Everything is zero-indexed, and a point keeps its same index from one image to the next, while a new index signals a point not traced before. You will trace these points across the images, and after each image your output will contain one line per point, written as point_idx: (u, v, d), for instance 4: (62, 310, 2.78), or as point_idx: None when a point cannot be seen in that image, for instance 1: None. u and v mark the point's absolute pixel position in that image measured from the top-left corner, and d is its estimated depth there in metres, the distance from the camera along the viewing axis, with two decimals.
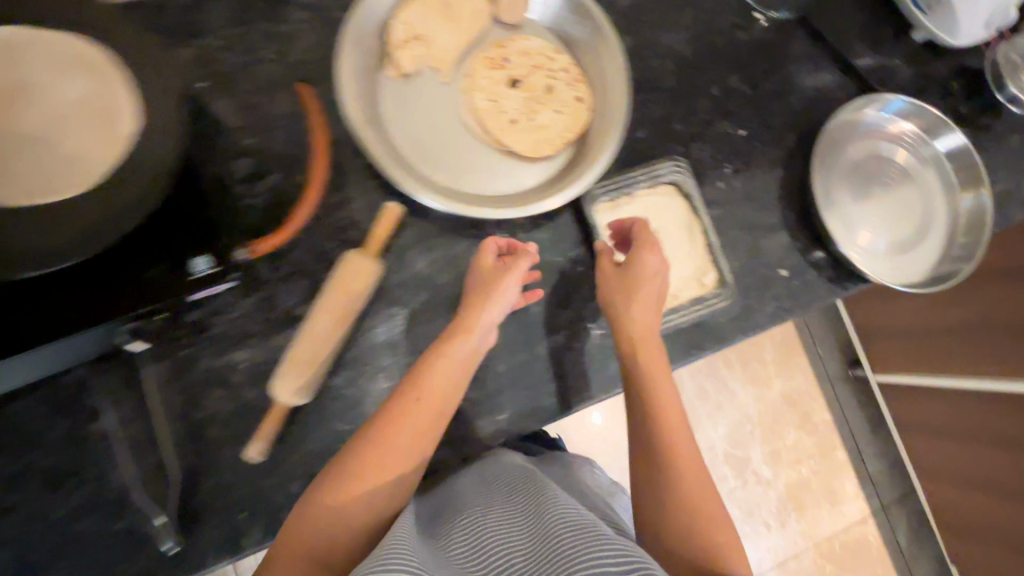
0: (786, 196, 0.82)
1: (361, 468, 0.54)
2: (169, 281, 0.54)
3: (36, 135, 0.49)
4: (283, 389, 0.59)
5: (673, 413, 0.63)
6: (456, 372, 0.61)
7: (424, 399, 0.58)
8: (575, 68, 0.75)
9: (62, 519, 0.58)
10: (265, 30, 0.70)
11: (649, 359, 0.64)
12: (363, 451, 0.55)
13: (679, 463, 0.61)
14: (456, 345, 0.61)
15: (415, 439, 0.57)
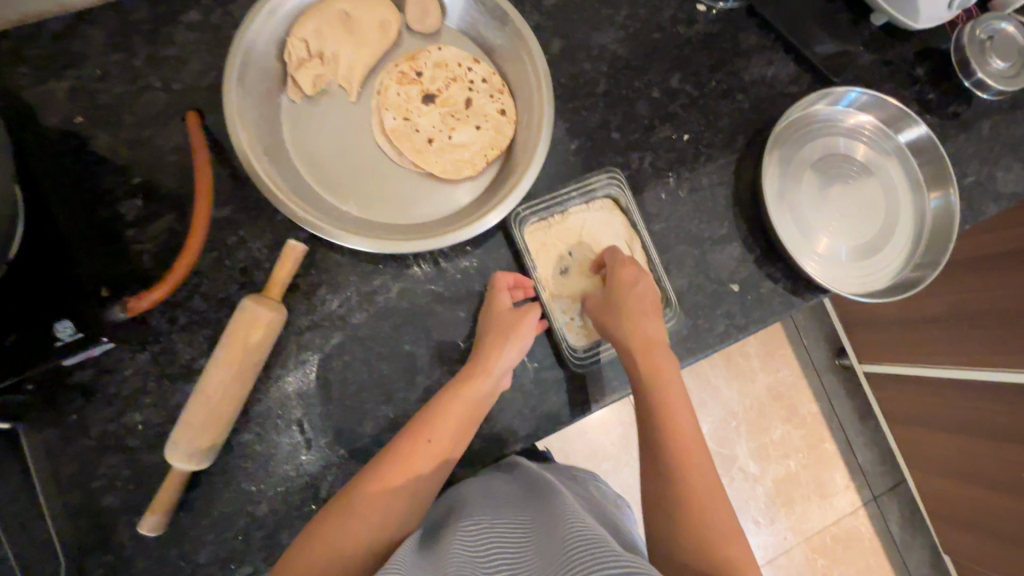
0: (735, 203, 0.76)
1: (368, 506, 0.53)
2: (30, 350, 0.48)
3: None
4: (175, 455, 0.54)
5: (687, 421, 0.60)
6: (463, 411, 0.59)
7: (426, 442, 0.57)
8: (495, 79, 0.69)
9: None
10: (149, 57, 0.64)
11: (659, 371, 0.61)
12: (368, 492, 0.54)
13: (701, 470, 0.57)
14: (471, 386, 0.59)
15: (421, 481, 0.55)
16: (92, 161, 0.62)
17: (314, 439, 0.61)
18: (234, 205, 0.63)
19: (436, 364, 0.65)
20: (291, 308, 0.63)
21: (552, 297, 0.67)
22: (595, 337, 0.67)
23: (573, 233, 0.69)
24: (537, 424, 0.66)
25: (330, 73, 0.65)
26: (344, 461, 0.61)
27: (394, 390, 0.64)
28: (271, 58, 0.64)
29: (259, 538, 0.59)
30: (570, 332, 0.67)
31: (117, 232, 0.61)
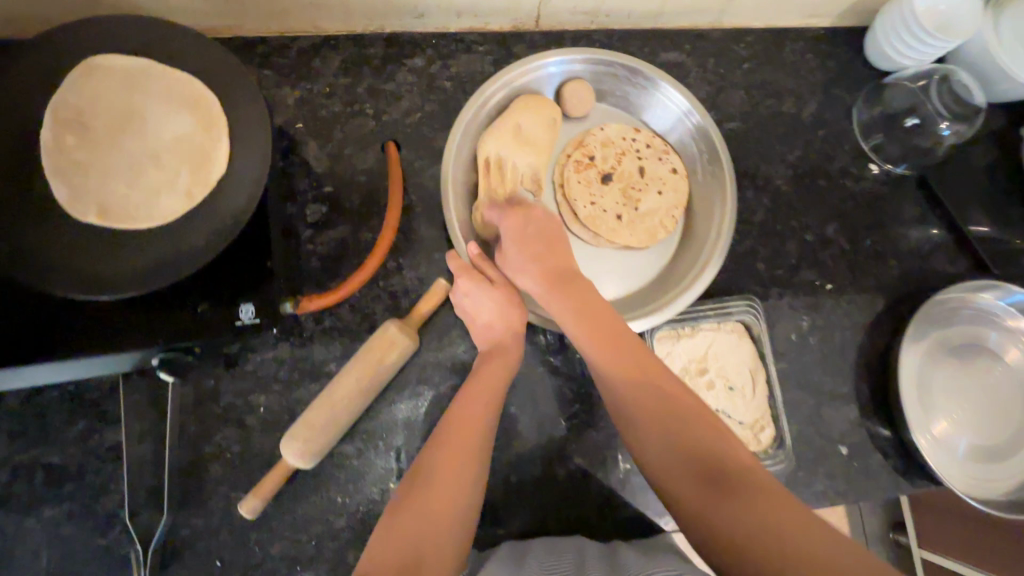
0: (860, 365, 0.74)
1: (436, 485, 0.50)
2: (213, 321, 0.53)
3: (133, 161, 0.51)
4: (291, 451, 0.58)
5: (676, 407, 0.52)
6: (492, 390, 0.58)
7: (466, 419, 0.55)
8: (657, 142, 0.74)
9: (54, 519, 0.58)
10: (371, 87, 0.72)
11: (633, 368, 0.54)
12: (429, 471, 0.51)
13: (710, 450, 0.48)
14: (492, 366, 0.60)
15: (473, 461, 0.53)
16: (297, 162, 0.69)
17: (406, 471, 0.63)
18: (401, 235, 0.69)
19: (535, 434, 0.66)
20: (422, 341, 0.67)
21: None
22: None
23: (702, 351, 0.69)
24: (613, 525, 0.65)
25: (514, 181, 0.67)
26: None
27: (489, 448, 0.65)
28: (464, 173, 0.69)
29: (331, 548, 0.61)
30: None
31: (298, 229, 0.67)
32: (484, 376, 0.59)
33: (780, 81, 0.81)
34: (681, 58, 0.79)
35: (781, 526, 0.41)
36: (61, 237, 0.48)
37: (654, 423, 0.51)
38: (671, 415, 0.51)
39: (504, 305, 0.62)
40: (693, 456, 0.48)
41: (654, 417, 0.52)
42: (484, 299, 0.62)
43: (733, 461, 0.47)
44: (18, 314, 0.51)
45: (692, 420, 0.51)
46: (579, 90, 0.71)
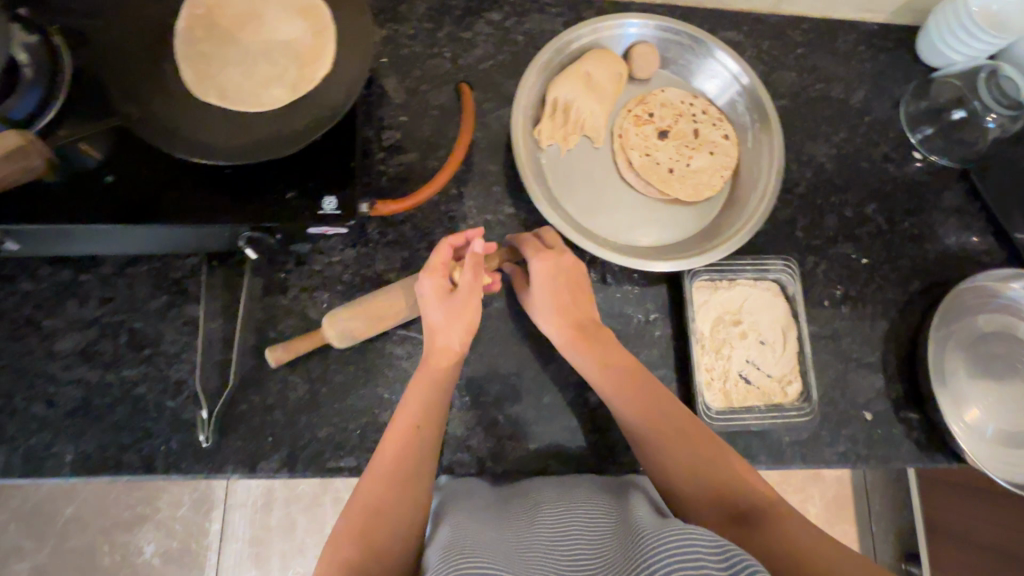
0: (890, 340, 0.76)
1: (382, 510, 0.52)
2: (297, 207, 0.59)
3: (247, 56, 0.59)
4: (336, 331, 0.62)
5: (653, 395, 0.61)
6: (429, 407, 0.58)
7: (395, 439, 0.56)
8: (712, 111, 0.78)
9: (131, 378, 0.63)
10: (450, 34, 0.78)
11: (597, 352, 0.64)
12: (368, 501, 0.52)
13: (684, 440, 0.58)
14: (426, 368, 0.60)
15: (417, 486, 0.54)
16: (377, 93, 0.75)
17: None
18: (465, 167, 0.74)
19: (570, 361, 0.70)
20: None
21: (700, 351, 0.70)
22: (727, 404, 0.69)
23: (738, 304, 0.72)
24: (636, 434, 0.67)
25: (577, 125, 0.75)
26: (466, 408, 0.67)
27: (527, 368, 0.70)
28: (532, 110, 0.75)
29: (373, 441, 0.65)
30: (707, 391, 0.69)
31: (372, 151, 0.73)
32: (402, 426, 0.57)
33: (831, 68, 0.85)
34: (738, 38, 0.84)
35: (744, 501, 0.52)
36: (184, 111, 0.55)
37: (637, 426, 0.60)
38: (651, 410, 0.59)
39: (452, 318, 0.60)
40: (675, 450, 0.57)
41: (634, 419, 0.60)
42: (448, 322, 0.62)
43: (712, 451, 0.56)
44: (132, 177, 0.57)
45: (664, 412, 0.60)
46: (647, 52, 0.76)
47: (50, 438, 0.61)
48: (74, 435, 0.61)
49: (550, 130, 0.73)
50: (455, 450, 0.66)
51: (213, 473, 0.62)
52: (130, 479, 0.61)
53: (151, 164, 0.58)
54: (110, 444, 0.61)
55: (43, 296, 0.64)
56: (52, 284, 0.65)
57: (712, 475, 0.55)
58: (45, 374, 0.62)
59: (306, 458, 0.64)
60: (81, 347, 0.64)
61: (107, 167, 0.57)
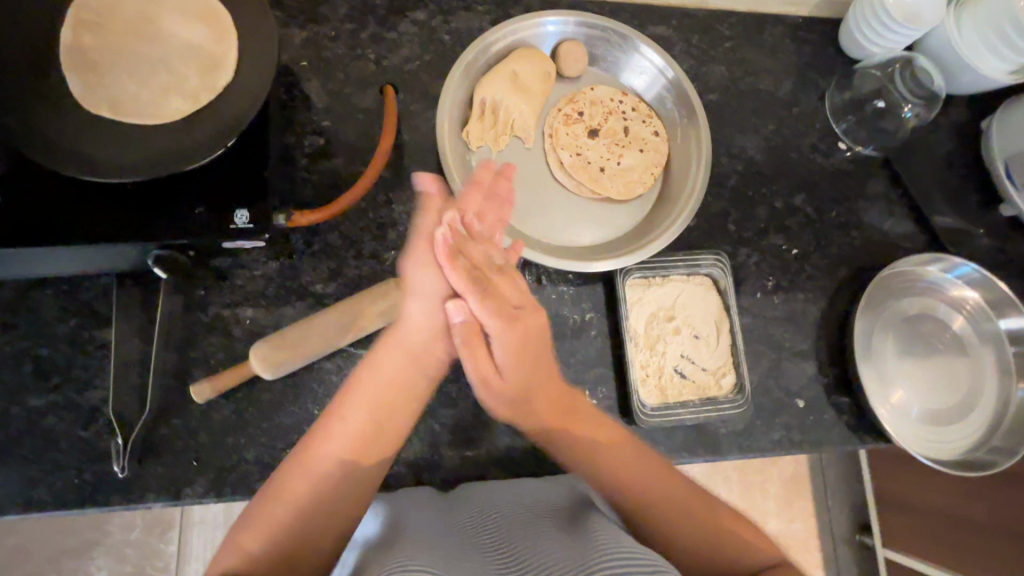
0: (821, 328, 0.78)
1: (316, 501, 0.52)
2: (206, 222, 0.56)
3: (142, 63, 0.55)
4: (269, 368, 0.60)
5: (632, 450, 0.60)
6: (382, 399, 0.55)
7: (336, 433, 0.54)
8: (642, 107, 0.78)
9: (38, 408, 0.60)
10: (374, 34, 0.76)
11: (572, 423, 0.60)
12: (305, 484, 0.52)
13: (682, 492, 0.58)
14: (387, 357, 0.57)
15: (357, 477, 0.54)
16: (298, 97, 0.72)
17: None
18: (393, 171, 0.72)
19: None
20: (406, 270, 0.70)
21: (635, 348, 0.70)
22: (662, 399, 0.69)
23: (671, 300, 0.73)
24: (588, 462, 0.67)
25: (505, 126, 0.74)
26: None
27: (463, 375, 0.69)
28: (459, 111, 0.73)
29: None
30: (642, 388, 0.69)
31: (294, 158, 0.70)
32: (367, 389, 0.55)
33: (759, 60, 0.86)
34: (667, 33, 0.84)
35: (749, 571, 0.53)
36: (73, 126, 0.52)
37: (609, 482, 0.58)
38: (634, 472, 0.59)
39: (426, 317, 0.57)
40: (660, 502, 0.57)
41: (636, 481, 0.58)
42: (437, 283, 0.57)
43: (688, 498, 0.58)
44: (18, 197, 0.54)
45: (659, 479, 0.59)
46: (573, 50, 0.75)
47: None
48: None
49: (478, 132, 0.72)
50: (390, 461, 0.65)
51: (134, 502, 0.59)
52: (43, 515, 0.58)
53: (41, 182, 0.54)
54: (18, 480, 0.58)
55: None
56: None
57: (711, 540, 0.56)
58: None
59: (234, 480, 0.62)
60: None
61: None
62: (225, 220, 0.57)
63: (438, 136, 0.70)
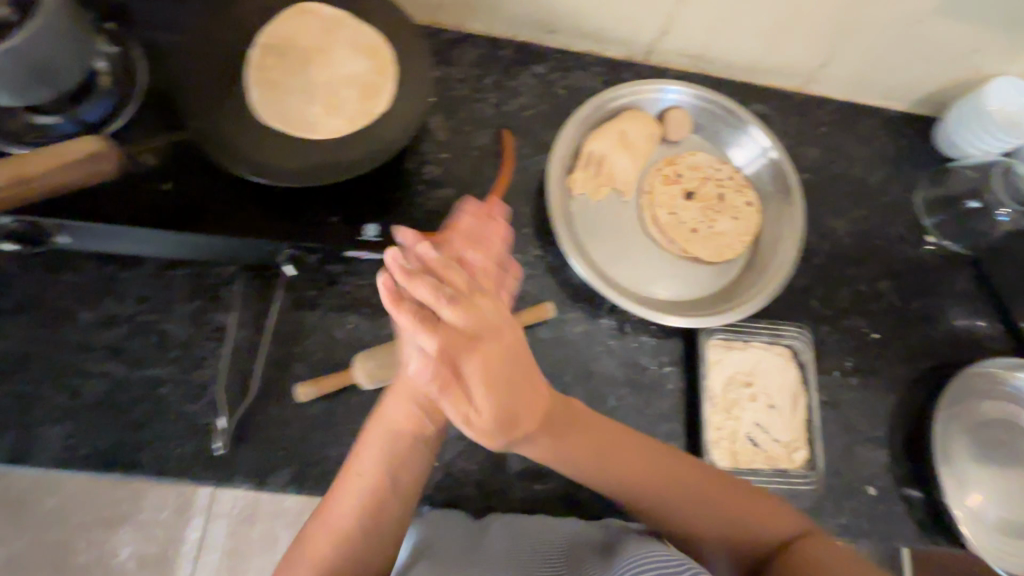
0: (897, 416, 0.77)
1: (361, 531, 0.52)
2: (339, 231, 0.61)
3: (311, 85, 0.63)
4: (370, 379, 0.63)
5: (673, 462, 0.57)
6: (393, 448, 0.55)
7: (357, 481, 0.54)
8: (737, 178, 0.82)
9: (156, 377, 0.65)
10: (496, 81, 0.83)
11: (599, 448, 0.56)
12: (345, 523, 0.52)
13: (707, 501, 0.56)
14: (392, 408, 0.56)
15: (390, 528, 0.54)
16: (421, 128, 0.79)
17: None
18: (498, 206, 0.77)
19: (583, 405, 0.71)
20: None
21: (711, 408, 0.71)
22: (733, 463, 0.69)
23: (750, 366, 0.74)
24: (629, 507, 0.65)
25: (609, 178, 0.78)
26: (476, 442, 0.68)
27: None
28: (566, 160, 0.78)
29: None
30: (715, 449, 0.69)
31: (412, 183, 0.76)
32: (420, 403, 0.55)
33: (852, 147, 0.89)
34: (766, 111, 0.89)
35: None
36: (246, 133, 0.58)
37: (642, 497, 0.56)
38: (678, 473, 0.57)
39: None
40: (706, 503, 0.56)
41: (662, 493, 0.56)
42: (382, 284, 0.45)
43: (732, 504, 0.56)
44: (183, 187, 0.60)
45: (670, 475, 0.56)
46: (680, 117, 0.80)
47: (72, 429, 0.62)
48: (90, 429, 0.62)
49: (581, 181, 0.77)
50: (461, 482, 0.67)
51: (223, 481, 0.62)
52: (141, 479, 0.62)
53: (204, 177, 0.61)
54: (127, 441, 0.62)
55: (82, 290, 0.66)
56: (90, 279, 0.67)
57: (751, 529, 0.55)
58: (72, 365, 0.64)
59: (315, 475, 0.64)
60: (111, 343, 0.65)
61: (162, 175, 0.60)
62: (354, 232, 0.62)
63: (546, 180, 0.74)
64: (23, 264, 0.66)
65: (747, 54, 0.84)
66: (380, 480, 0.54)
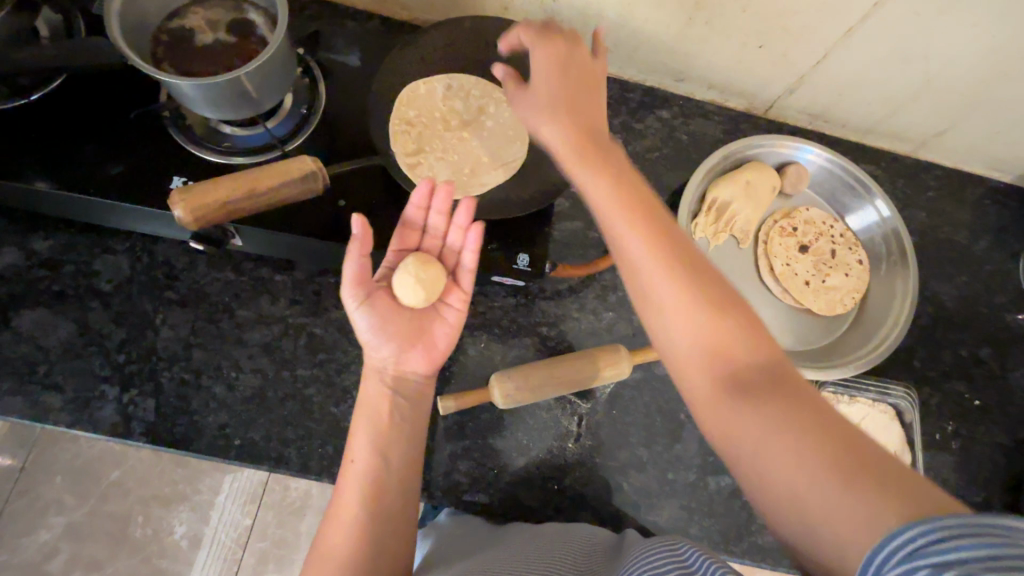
0: (996, 486, 0.78)
1: (370, 523, 0.53)
2: (495, 260, 0.66)
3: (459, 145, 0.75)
4: (509, 398, 0.66)
5: (733, 307, 0.45)
6: (382, 430, 0.58)
7: (352, 475, 0.55)
8: (849, 236, 0.85)
9: (303, 378, 0.69)
10: (624, 122, 0.87)
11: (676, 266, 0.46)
12: (351, 521, 0.53)
13: (748, 334, 0.44)
14: (366, 390, 0.60)
15: (399, 516, 0.55)
16: None
17: (582, 436, 0.72)
18: None
19: (694, 443, 0.74)
20: (620, 333, 0.77)
21: None
22: None
23: (854, 420, 0.77)
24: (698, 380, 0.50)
25: (728, 226, 0.81)
26: (595, 468, 0.71)
27: (654, 441, 0.73)
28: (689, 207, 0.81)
29: (507, 481, 0.69)
30: None
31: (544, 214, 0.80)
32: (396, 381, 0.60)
33: (958, 214, 0.92)
34: (877, 172, 0.92)
35: (822, 474, 0.37)
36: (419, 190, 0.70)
37: (685, 331, 0.44)
38: (728, 337, 0.44)
39: (412, 348, 0.61)
40: (751, 396, 0.41)
41: (709, 347, 0.44)
42: (347, 268, 0.58)
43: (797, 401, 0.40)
44: (353, 205, 0.65)
45: (730, 323, 0.44)
46: (801, 172, 0.83)
47: (227, 419, 0.66)
48: (244, 421, 0.66)
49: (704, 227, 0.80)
50: (577, 506, 0.70)
51: None
52: (286, 472, 0.65)
53: (374, 197, 0.66)
54: (276, 436, 0.66)
55: (241, 288, 0.71)
56: (251, 277, 0.71)
57: (809, 449, 0.38)
58: (229, 358, 0.68)
59: (445, 485, 0.68)
60: (266, 340, 0.69)
61: (337, 191, 0.64)
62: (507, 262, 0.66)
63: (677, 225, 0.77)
64: (189, 259, 0.71)
65: (868, 116, 0.87)
66: (376, 470, 0.56)
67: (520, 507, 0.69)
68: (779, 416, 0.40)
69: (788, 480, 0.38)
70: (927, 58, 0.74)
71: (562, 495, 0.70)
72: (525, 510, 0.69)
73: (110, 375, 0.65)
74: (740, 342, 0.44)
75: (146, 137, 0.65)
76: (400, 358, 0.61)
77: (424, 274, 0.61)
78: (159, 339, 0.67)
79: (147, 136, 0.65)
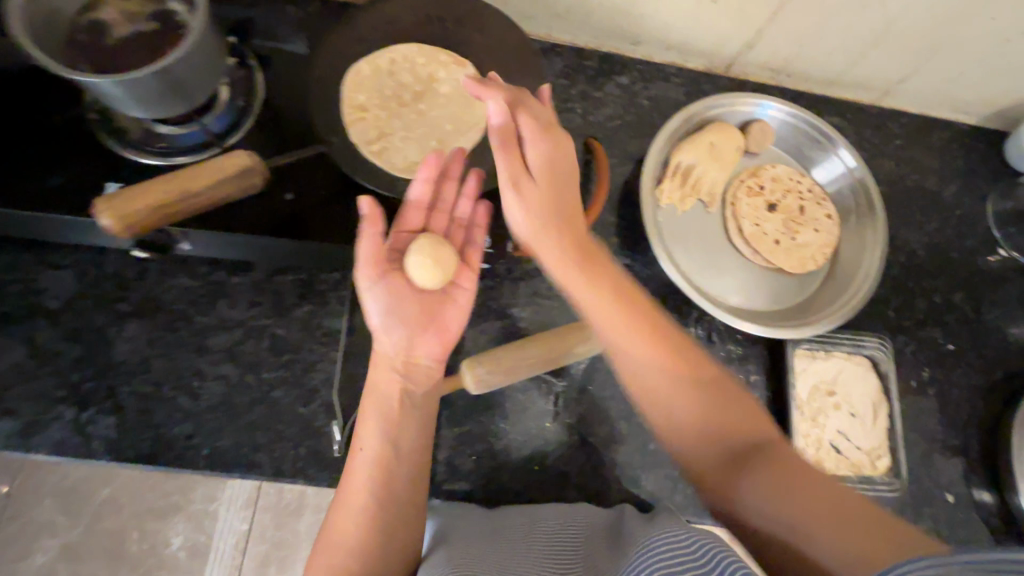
0: (973, 427, 0.79)
1: (378, 508, 0.52)
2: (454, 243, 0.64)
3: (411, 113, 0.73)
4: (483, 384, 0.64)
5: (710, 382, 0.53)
6: (390, 415, 0.55)
7: (361, 461, 0.54)
8: (817, 190, 0.83)
9: (270, 380, 0.67)
10: (583, 91, 0.84)
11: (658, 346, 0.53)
12: (361, 506, 0.52)
13: (723, 404, 0.52)
14: (376, 376, 0.57)
15: (410, 500, 0.54)
16: None
17: (560, 414, 0.71)
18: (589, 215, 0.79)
19: None
20: None
21: (799, 414, 0.73)
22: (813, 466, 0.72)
23: (832, 374, 0.76)
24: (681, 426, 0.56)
25: (694, 189, 0.80)
26: (576, 445, 0.71)
27: (633, 413, 0.73)
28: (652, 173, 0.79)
29: (487, 466, 0.68)
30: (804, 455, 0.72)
31: None
32: (405, 367, 0.57)
33: (925, 160, 0.91)
34: (842, 123, 0.90)
35: (819, 522, 0.44)
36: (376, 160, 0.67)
37: (675, 411, 0.52)
38: (709, 410, 0.52)
39: (420, 333, 0.58)
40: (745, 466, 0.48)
41: (695, 418, 0.52)
42: (362, 247, 0.56)
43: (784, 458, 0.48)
44: (301, 198, 0.62)
45: (710, 391, 0.52)
46: (765, 129, 0.81)
47: (194, 429, 0.64)
48: (212, 429, 0.64)
49: (669, 192, 0.78)
50: (560, 484, 0.69)
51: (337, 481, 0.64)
52: (260, 478, 0.64)
53: (322, 188, 0.63)
54: (246, 442, 0.64)
55: (197, 294, 0.68)
56: (206, 282, 0.69)
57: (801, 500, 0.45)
58: (191, 366, 0.66)
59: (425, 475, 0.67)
60: (228, 345, 0.67)
61: (283, 185, 0.62)
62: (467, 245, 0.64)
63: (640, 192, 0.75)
64: (140, 268, 0.68)
65: (830, 67, 0.85)
66: (384, 456, 0.54)
67: (503, 491, 0.68)
68: (765, 476, 0.48)
69: (795, 536, 0.44)
70: (882, 3, 0.72)
71: (545, 474, 0.69)
72: (508, 493, 0.68)
73: (67, 395, 0.63)
74: (720, 411, 0.52)
75: (76, 143, 0.61)
76: (413, 346, 0.58)
77: (441, 251, 0.59)
78: (116, 353, 0.65)
79: (77, 142, 0.61)
